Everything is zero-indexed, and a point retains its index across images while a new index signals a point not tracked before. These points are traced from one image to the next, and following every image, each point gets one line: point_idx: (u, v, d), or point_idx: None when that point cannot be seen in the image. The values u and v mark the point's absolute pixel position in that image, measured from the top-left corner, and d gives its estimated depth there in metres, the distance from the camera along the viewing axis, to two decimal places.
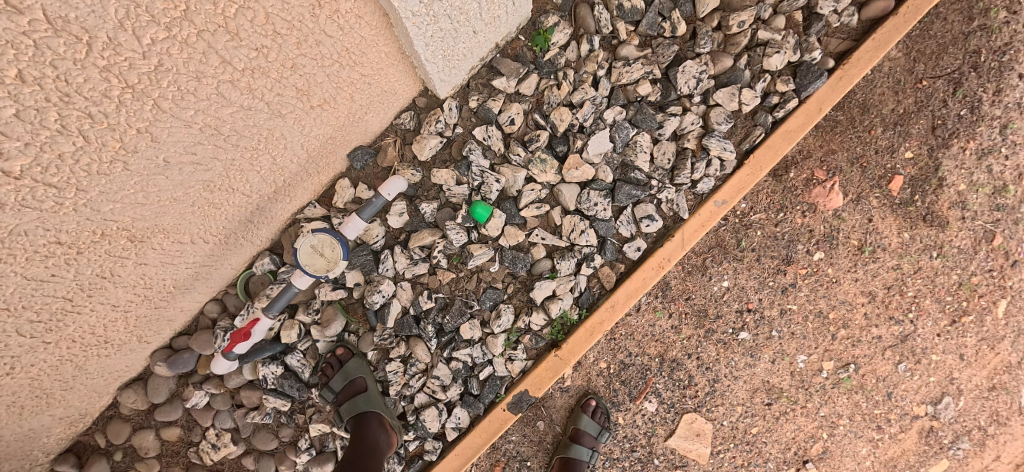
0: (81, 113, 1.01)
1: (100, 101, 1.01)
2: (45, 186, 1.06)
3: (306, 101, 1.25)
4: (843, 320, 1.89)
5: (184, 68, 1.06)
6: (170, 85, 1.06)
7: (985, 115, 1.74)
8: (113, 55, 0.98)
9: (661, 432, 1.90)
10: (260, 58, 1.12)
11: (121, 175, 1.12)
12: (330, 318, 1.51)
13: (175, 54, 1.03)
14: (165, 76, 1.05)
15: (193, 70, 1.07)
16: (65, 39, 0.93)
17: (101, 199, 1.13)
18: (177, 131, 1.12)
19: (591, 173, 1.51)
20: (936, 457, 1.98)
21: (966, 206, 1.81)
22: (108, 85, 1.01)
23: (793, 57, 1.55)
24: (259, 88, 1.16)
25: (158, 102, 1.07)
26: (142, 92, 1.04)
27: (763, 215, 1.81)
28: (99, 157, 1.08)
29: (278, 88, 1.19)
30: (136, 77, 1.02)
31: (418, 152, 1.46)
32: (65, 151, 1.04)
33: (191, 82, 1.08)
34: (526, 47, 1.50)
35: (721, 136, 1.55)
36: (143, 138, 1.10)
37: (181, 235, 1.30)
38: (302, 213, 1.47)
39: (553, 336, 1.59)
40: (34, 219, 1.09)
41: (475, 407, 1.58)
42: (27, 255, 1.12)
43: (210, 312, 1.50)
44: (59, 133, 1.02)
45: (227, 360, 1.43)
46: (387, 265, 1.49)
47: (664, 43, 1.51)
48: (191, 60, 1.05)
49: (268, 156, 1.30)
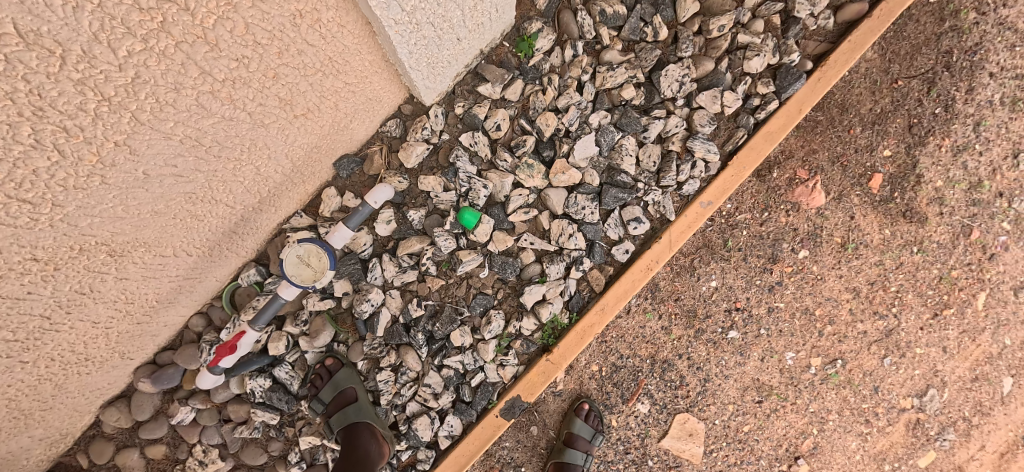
0: (57, 126, 1.00)
1: (75, 114, 1.00)
2: (20, 201, 1.04)
3: (288, 111, 1.24)
4: (830, 316, 1.92)
5: (162, 79, 1.04)
6: (149, 97, 1.05)
7: (959, 113, 1.79)
8: (88, 68, 0.96)
9: (654, 434, 1.90)
10: (240, 68, 1.11)
11: (99, 188, 1.10)
12: (319, 329, 1.49)
13: (153, 66, 1.02)
14: (143, 88, 1.03)
15: (172, 81, 1.06)
16: (37, 54, 0.91)
17: (78, 214, 1.11)
18: (156, 143, 1.11)
19: (578, 177, 1.52)
20: (923, 449, 2.01)
21: (944, 202, 1.85)
22: (84, 98, 0.99)
23: (773, 60, 1.58)
24: (241, 98, 1.15)
25: (135, 115, 1.06)
26: (119, 104, 1.03)
27: (748, 215, 1.84)
28: (75, 171, 1.06)
29: (260, 98, 1.18)
30: (113, 90, 1.01)
31: (405, 159, 1.46)
32: (40, 166, 1.02)
33: (170, 93, 1.07)
34: (510, 53, 1.51)
35: (705, 138, 1.57)
36: (122, 150, 1.08)
37: (163, 249, 1.28)
38: (288, 223, 1.46)
39: (544, 340, 1.58)
40: (8, 236, 1.06)
41: (468, 415, 1.56)
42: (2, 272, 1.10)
43: (196, 326, 1.47)
44: (34, 148, 1.00)
45: (213, 374, 1.40)
46: (376, 274, 1.48)
47: (647, 47, 1.54)
48: (169, 72, 1.04)
49: (252, 166, 1.28)
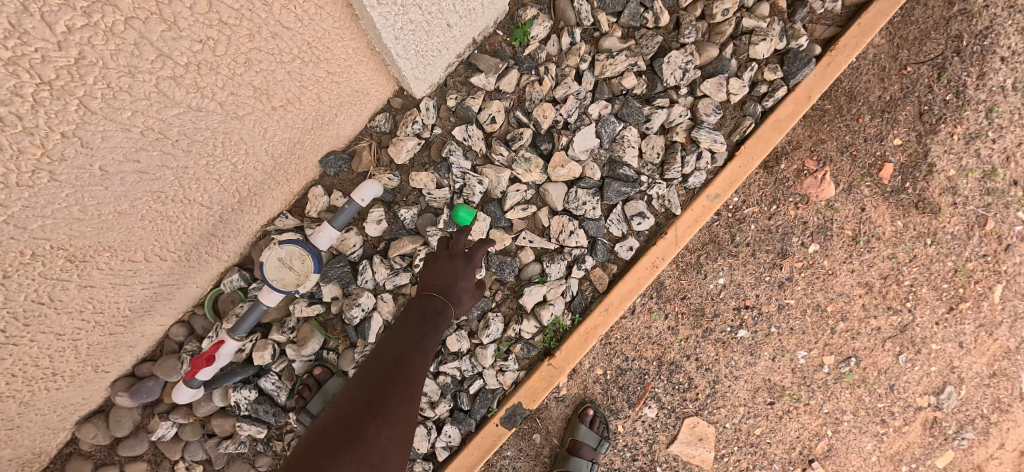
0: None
1: (10, 100, 0.87)
2: None
3: (265, 102, 1.16)
4: (842, 312, 1.85)
5: (113, 61, 0.93)
6: (98, 81, 0.93)
7: (971, 99, 1.72)
8: (21, 46, 0.84)
9: (663, 439, 1.82)
10: (206, 51, 1.01)
11: (47, 186, 0.98)
12: (306, 336, 1.39)
13: (100, 45, 0.90)
14: (90, 71, 0.91)
15: (124, 64, 0.94)
16: None
17: (27, 215, 0.99)
18: (112, 135, 1.00)
19: (578, 171, 1.44)
20: (941, 448, 1.93)
21: (957, 192, 1.77)
22: (17, 81, 0.86)
23: (780, 45, 1.50)
24: (208, 86, 1.05)
25: (84, 102, 0.94)
26: (64, 89, 0.91)
27: (756, 208, 1.77)
28: (16, 167, 0.93)
29: (231, 86, 1.09)
30: (53, 73, 0.89)
31: (395, 155, 1.38)
32: None
33: (124, 78, 0.95)
34: (504, 42, 1.43)
35: (710, 127, 1.49)
36: (72, 143, 0.97)
37: (131, 253, 1.18)
38: (272, 225, 1.38)
39: (545, 344, 1.50)
40: None
41: (467, 424, 1.48)
42: None
43: (176, 336, 1.39)
44: None
45: (191, 388, 1.30)
46: (366, 277, 1.40)
47: (647, 34, 1.47)
48: (121, 52, 0.92)
49: (227, 162, 1.20)
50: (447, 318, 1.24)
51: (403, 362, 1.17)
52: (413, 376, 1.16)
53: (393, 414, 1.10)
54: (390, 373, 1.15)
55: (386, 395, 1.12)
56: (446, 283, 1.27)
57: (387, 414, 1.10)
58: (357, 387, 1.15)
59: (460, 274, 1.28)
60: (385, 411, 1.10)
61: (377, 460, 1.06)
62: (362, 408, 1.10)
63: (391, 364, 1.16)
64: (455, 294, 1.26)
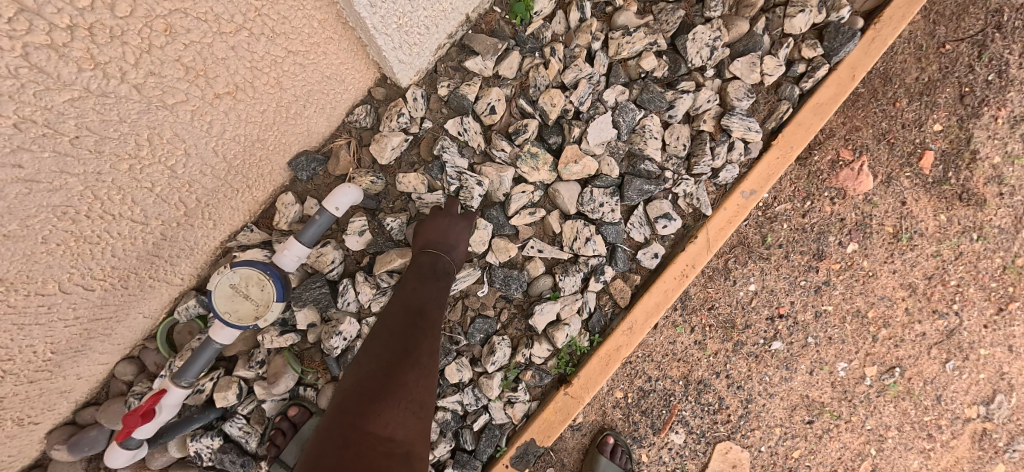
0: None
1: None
2: None
3: (203, 88, 0.95)
4: (883, 318, 1.65)
5: None
6: None
7: (1015, 79, 1.53)
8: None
9: (691, 467, 1.62)
10: (98, 6, 0.79)
11: None
12: (278, 372, 1.17)
13: None
14: None
15: None
16: None
17: None
18: None
19: (594, 167, 1.23)
20: (992, 462, 1.74)
21: (1003, 181, 1.59)
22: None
23: (819, 18, 1.30)
24: (109, 61, 0.84)
25: None
26: None
27: (788, 205, 1.57)
28: None
29: (150, 63, 0.87)
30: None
31: (378, 154, 1.17)
32: None
33: None
34: (503, 20, 1.23)
35: (743, 114, 1.30)
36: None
37: (36, 283, 0.96)
38: (235, 240, 1.17)
39: (560, 369, 1.29)
40: None
41: (472, 466, 1.27)
42: None
43: (124, 376, 1.18)
44: None
45: (126, 450, 1.07)
46: (348, 298, 1.18)
47: (667, 8, 1.27)
48: None
49: (158, 168, 0.98)
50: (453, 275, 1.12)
51: (425, 312, 1.03)
52: (436, 326, 1.03)
53: (425, 364, 0.97)
54: (414, 322, 1.00)
55: (415, 345, 0.98)
56: (448, 240, 1.13)
57: (422, 361, 0.97)
58: (377, 340, 0.99)
59: (462, 233, 1.14)
60: (417, 360, 0.96)
61: (417, 410, 0.93)
62: (394, 358, 0.95)
63: (414, 312, 1.02)
64: (458, 252, 1.14)
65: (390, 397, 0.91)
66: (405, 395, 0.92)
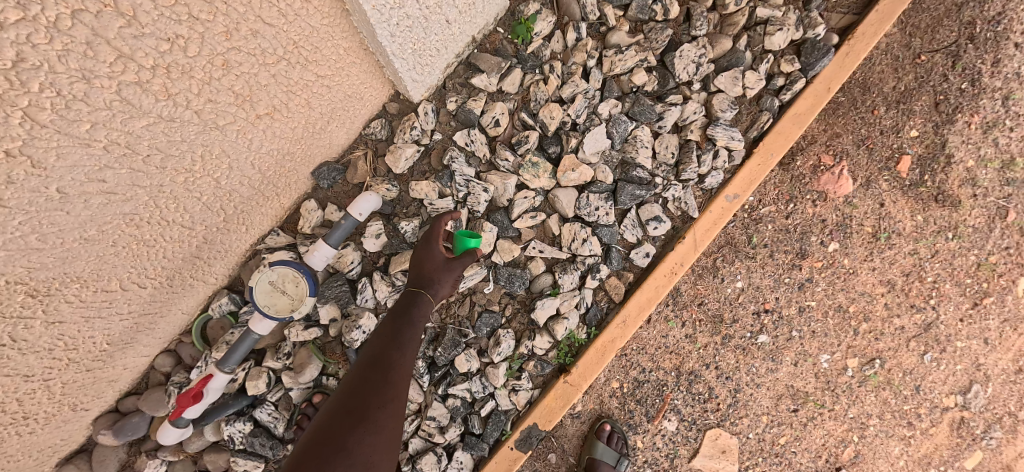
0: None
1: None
2: None
3: (248, 110, 1.06)
4: (864, 313, 1.76)
5: (62, 65, 0.82)
6: (51, 90, 0.83)
7: (987, 87, 1.64)
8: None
9: (684, 453, 1.72)
10: (174, 50, 0.91)
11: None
12: (303, 362, 1.28)
13: (43, 44, 0.80)
14: (39, 78, 0.81)
15: (77, 68, 0.84)
16: None
17: None
18: (71, 152, 0.90)
19: (589, 175, 1.35)
20: (969, 449, 1.85)
21: (976, 183, 1.70)
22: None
23: (796, 35, 1.41)
24: (180, 92, 0.95)
25: (31, 113, 0.83)
26: (10, 100, 0.81)
27: (772, 207, 1.69)
28: None
29: (208, 92, 0.99)
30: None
31: (393, 164, 1.29)
32: None
33: (77, 84, 0.85)
34: (505, 40, 1.35)
35: (726, 124, 1.41)
36: (21, 165, 0.86)
37: (103, 282, 1.07)
38: (263, 243, 1.28)
39: (560, 359, 1.40)
40: None
41: (480, 449, 1.38)
42: None
43: (162, 367, 1.29)
44: None
45: (177, 428, 1.18)
46: (366, 296, 1.30)
47: (657, 27, 1.38)
48: (71, 54, 0.82)
49: (208, 180, 1.10)
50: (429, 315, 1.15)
51: (387, 367, 1.07)
52: (396, 383, 1.06)
53: (376, 423, 1.00)
54: (372, 380, 1.04)
55: (368, 405, 1.02)
56: (430, 273, 1.16)
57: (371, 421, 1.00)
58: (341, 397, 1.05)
59: (444, 264, 1.16)
60: (367, 421, 1.00)
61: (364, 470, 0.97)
62: (344, 419, 1.00)
63: (371, 367, 1.07)
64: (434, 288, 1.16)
65: (331, 460, 0.96)
66: (349, 455, 0.96)
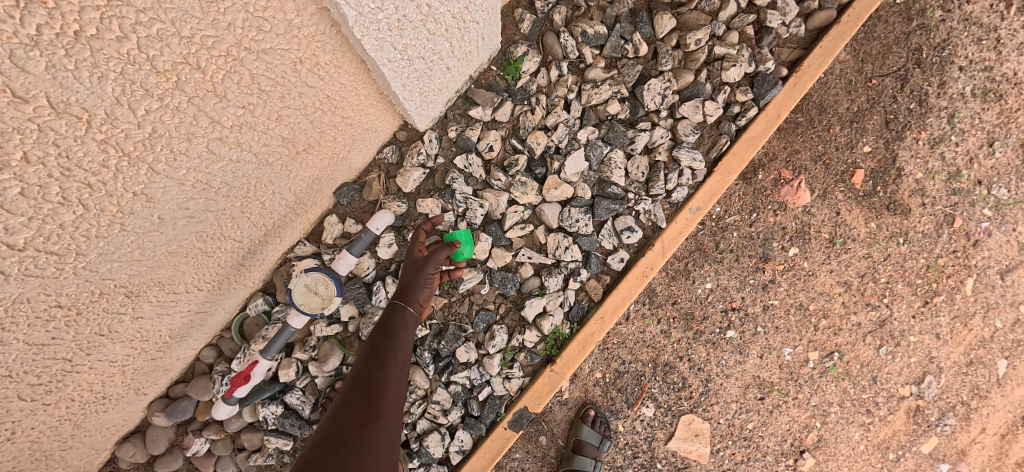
0: (82, 184, 0.99)
1: (98, 171, 1.00)
2: (46, 254, 1.03)
3: (291, 148, 1.29)
4: (823, 310, 1.96)
5: (176, 132, 1.05)
6: (164, 148, 1.06)
7: (934, 107, 1.85)
8: (110, 128, 0.97)
9: (660, 436, 1.95)
10: (247, 114, 1.14)
11: (118, 236, 1.09)
12: (327, 354, 1.51)
13: (168, 120, 1.03)
14: (159, 141, 1.04)
15: (185, 132, 1.07)
16: (66, 120, 0.92)
17: (100, 260, 1.10)
18: (170, 189, 1.12)
19: (570, 191, 1.58)
20: (925, 435, 2.03)
21: (925, 193, 1.90)
22: (106, 155, 0.99)
23: (749, 69, 1.64)
24: (247, 141, 1.18)
25: (153, 166, 1.06)
26: (138, 158, 1.03)
27: (737, 217, 1.89)
28: (97, 221, 1.05)
29: (264, 139, 1.21)
30: (132, 145, 1.01)
31: (403, 184, 1.52)
32: (66, 220, 1.01)
33: (183, 143, 1.08)
34: (498, 76, 1.58)
35: (689, 147, 1.63)
36: (139, 200, 1.08)
37: (176, 286, 1.29)
38: (293, 252, 1.52)
39: (547, 351, 1.62)
40: (35, 286, 1.05)
41: (478, 428, 1.60)
42: (29, 321, 1.09)
43: (207, 358, 1.52)
44: (62, 205, 0.99)
45: (229, 404, 1.45)
46: (380, 297, 1.52)
47: (629, 63, 1.61)
48: (183, 124, 1.06)
49: (257, 202, 1.32)
50: (408, 323, 1.34)
51: (371, 383, 1.22)
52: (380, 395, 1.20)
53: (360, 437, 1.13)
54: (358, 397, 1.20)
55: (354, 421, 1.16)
56: (405, 284, 1.39)
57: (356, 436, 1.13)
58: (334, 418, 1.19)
59: (414, 272, 1.39)
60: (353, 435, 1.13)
61: None
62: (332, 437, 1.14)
63: (361, 384, 1.22)
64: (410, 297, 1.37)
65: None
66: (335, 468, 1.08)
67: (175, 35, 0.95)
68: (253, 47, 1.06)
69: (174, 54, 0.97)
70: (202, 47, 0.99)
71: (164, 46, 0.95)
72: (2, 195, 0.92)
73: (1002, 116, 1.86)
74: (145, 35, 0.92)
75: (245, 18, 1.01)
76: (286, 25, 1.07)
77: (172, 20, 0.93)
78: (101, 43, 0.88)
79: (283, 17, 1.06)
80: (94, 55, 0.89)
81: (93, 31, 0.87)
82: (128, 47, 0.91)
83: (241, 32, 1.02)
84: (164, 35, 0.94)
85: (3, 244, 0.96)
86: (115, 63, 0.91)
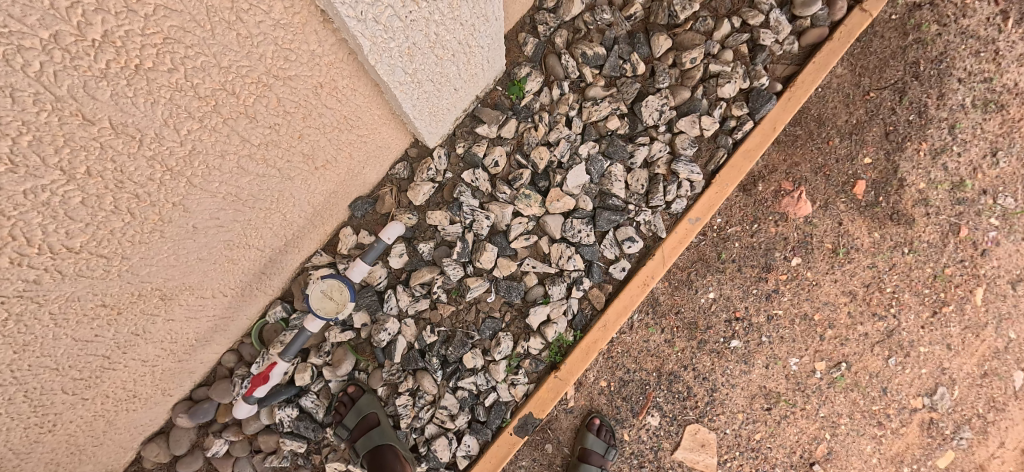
0: (132, 194, 1.10)
1: (145, 183, 1.10)
2: (96, 257, 1.13)
3: (311, 164, 1.39)
4: (829, 320, 1.97)
5: (212, 149, 1.16)
6: (201, 164, 1.16)
7: (934, 118, 1.88)
8: (157, 146, 1.07)
9: (666, 446, 1.97)
10: (273, 133, 1.24)
11: (158, 242, 1.20)
12: (341, 358, 1.62)
13: (206, 139, 1.14)
14: (198, 157, 1.15)
15: (220, 150, 1.17)
16: (123, 139, 1.02)
17: (140, 264, 1.20)
18: (205, 200, 1.22)
19: (572, 203, 1.65)
20: (940, 448, 2.01)
21: (928, 203, 1.92)
22: (152, 170, 1.09)
23: (743, 85, 1.71)
24: (272, 158, 1.28)
25: (190, 180, 1.16)
26: (179, 173, 1.14)
27: (738, 228, 1.93)
28: (140, 229, 1.15)
29: (287, 155, 1.31)
30: (175, 161, 1.12)
31: (413, 198, 1.61)
32: (116, 227, 1.11)
33: (217, 159, 1.18)
34: (503, 95, 1.68)
35: (687, 160, 1.69)
36: (177, 209, 1.19)
37: (203, 291, 1.39)
38: (310, 262, 1.62)
39: (552, 358, 1.68)
40: (86, 285, 1.16)
41: (484, 433, 1.65)
42: (77, 319, 1.19)
43: (227, 362, 1.62)
44: (113, 213, 1.09)
45: (248, 404, 1.53)
46: (391, 304, 1.61)
47: (627, 82, 1.69)
48: (217, 142, 1.16)
49: (279, 215, 1.42)
50: None
51: None
52: None
53: None
54: None
55: None
56: None
57: None
58: None
59: None
60: None
61: None
62: None
63: None
64: None
65: None
66: None
67: (215, 66, 1.05)
68: (280, 74, 1.16)
69: (214, 82, 1.07)
70: (238, 76, 1.10)
71: (207, 75, 1.05)
72: (66, 203, 1.03)
73: (1004, 126, 1.88)
74: (191, 66, 1.02)
75: (275, 50, 1.11)
76: (309, 55, 1.17)
77: (214, 53, 1.04)
78: (156, 74, 0.99)
79: (307, 48, 1.15)
80: (149, 84, 1.00)
81: (150, 64, 0.98)
82: (177, 77, 1.02)
83: (270, 62, 1.12)
84: (207, 66, 1.04)
85: (63, 246, 1.07)
86: (165, 91, 1.02)
